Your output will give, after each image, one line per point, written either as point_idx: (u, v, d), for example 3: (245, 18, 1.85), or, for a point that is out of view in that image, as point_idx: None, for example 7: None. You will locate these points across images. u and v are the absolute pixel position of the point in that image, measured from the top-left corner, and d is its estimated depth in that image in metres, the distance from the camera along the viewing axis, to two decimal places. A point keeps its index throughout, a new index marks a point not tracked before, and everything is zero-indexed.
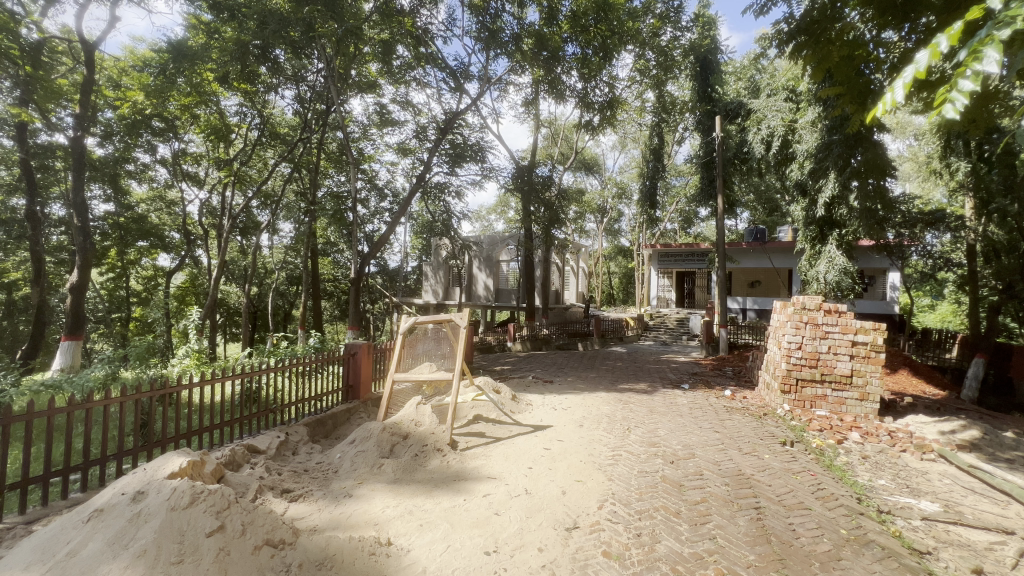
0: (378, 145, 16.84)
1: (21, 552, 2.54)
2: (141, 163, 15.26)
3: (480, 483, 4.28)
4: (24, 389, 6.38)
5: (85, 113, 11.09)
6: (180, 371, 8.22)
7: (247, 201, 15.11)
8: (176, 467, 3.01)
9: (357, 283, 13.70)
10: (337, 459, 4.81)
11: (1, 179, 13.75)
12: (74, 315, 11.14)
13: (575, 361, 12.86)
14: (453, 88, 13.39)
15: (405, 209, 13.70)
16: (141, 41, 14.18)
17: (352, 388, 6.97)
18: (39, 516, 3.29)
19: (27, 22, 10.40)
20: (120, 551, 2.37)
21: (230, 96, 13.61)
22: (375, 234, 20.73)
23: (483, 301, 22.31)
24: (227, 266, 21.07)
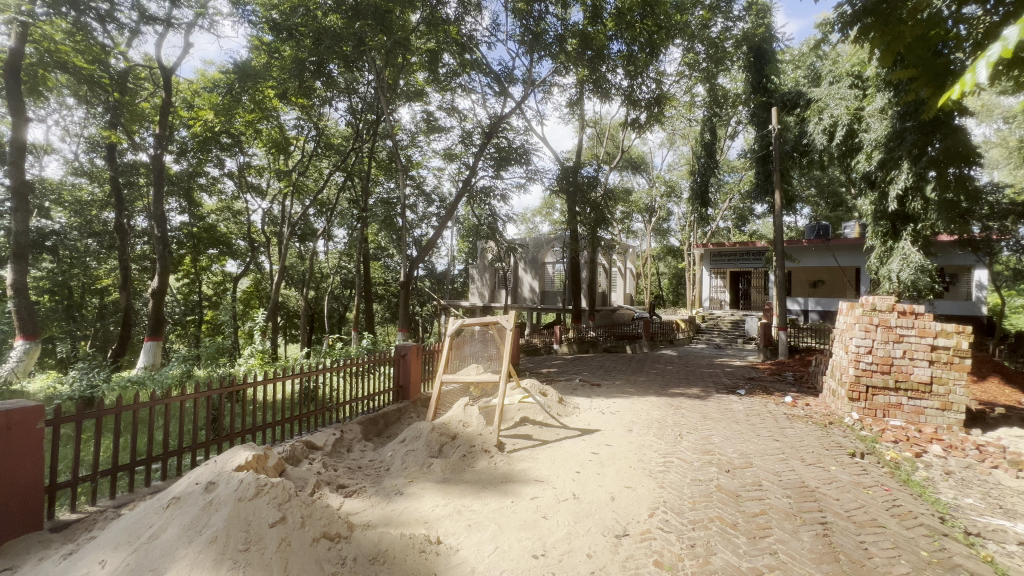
0: (425, 151, 17.32)
1: (112, 533, 2.79)
2: (211, 177, 16.48)
3: (527, 486, 4.27)
4: (115, 385, 7.05)
5: (164, 132, 12.14)
6: (246, 370, 8.79)
7: (306, 209, 15.97)
8: (243, 460, 3.21)
9: (407, 287, 14.13)
10: (389, 457, 4.96)
11: (95, 195, 15.29)
12: (155, 318, 12.16)
13: (623, 364, 12.60)
14: (498, 92, 13.53)
15: (452, 213, 13.98)
16: (211, 64, 15.37)
17: (402, 389, 7.17)
18: (126, 502, 3.59)
19: (116, 53, 11.55)
20: (195, 537, 2.55)
21: (289, 111, 14.45)
22: (423, 238, 21.30)
23: (529, 302, 22.33)
24: (287, 271, 22.31)
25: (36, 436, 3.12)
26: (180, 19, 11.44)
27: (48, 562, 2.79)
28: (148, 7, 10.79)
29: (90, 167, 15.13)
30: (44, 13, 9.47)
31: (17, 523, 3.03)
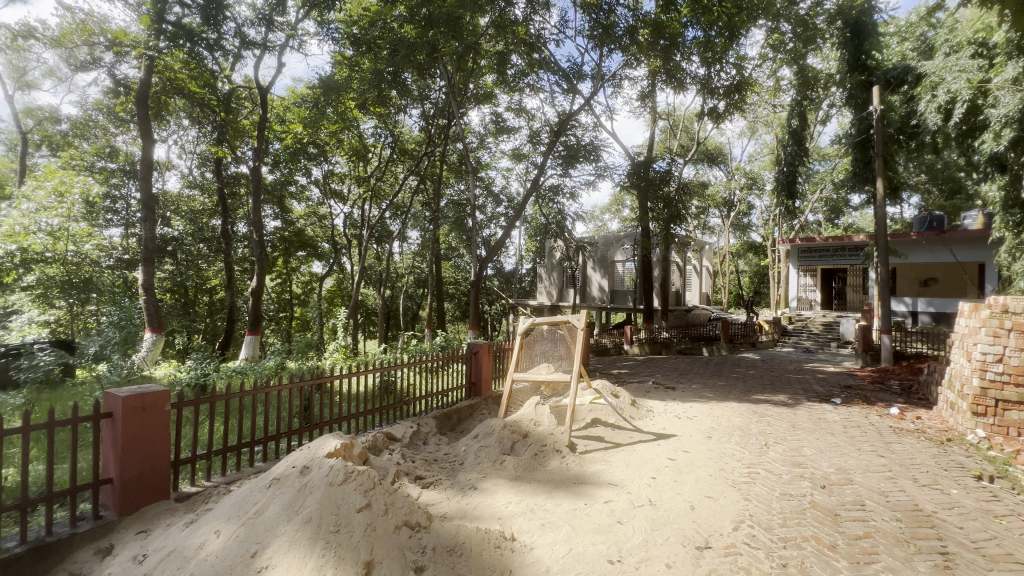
0: (494, 153, 17.62)
1: (224, 507, 3.12)
2: (299, 184, 17.95)
3: (600, 489, 4.18)
4: (223, 375, 7.90)
5: (261, 145, 13.38)
6: (331, 364, 9.47)
7: (382, 212, 16.75)
8: (332, 448, 3.43)
9: (477, 285, 14.44)
10: (462, 451, 5.10)
11: (205, 205, 17.20)
12: (255, 314, 13.43)
13: (700, 367, 11.99)
14: (567, 89, 13.42)
15: (521, 213, 14.05)
16: (300, 81, 16.74)
17: (474, 385, 7.34)
18: (235, 479, 4.00)
19: (223, 77, 12.93)
20: (293, 515, 2.79)
21: (367, 120, 15.31)
22: (492, 238, 21.70)
23: (598, 302, 21.95)
24: (366, 271, 23.70)
25: (164, 418, 3.56)
26: (274, 41, 12.56)
27: (174, 528, 3.18)
28: (247, 33, 11.93)
29: (201, 179, 17.05)
30: (165, 45, 10.79)
31: (149, 493, 3.47)
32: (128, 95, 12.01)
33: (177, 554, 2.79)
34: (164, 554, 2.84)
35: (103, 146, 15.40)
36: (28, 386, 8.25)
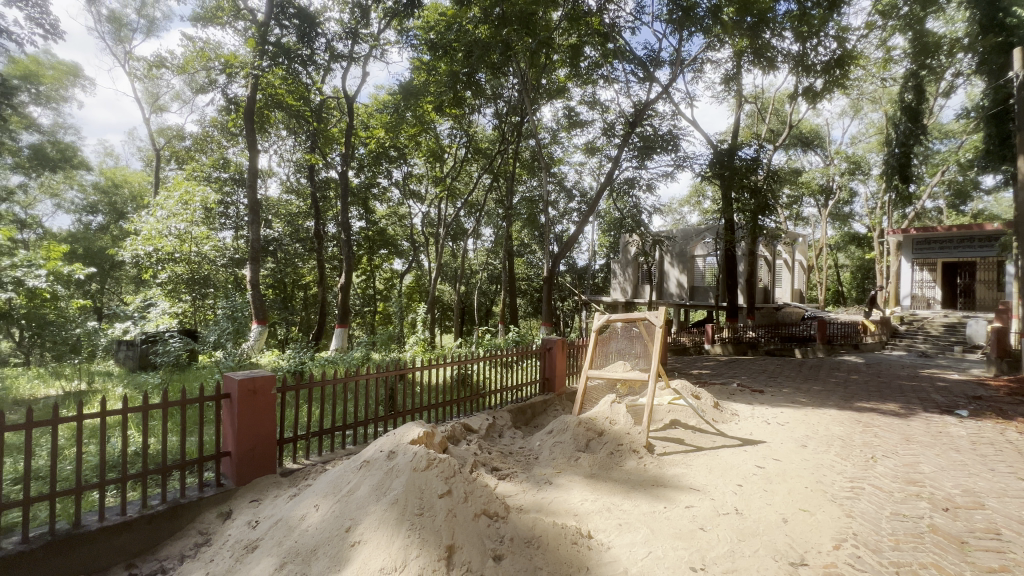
0: (566, 147, 17.46)
1: (322, 484, 3.41)
2: (382, 186, 19.08)
3: (680, 493, 4.02)
4: (317, 363, 8.62)
5: (349, 152, 14.37)
6: (411, 356, 9.97)
7: (458, 210, 17.20)
8: (416, 435, 3.61)
9: (550, 281, 14.44)
10: (537, 446, 5.14)
11: (300, 208, 18.81)
12: (343, 308, 14.46)
13: (792, 370, 11.05)
14: (643, 78, 12.94)
15: (595, 207, 13.77)
16: (382, 88, 17.74)
17: (548, 381, 7.38)
18: (329, 459, 4.36)
19: (315, 89, 14.03)
20: (382, 496, 2.97)
21: (444, 122, 15.82)
22: (564, 234, 21.58)
23: (676, 299, 21.01)
24: (442, 267, 24.60)
25: (271, 400, 3.96)
26: (360, 53, 13.39)
27: (281, 500, 3.54)
28: (336, 47, 12.83)
29: (297, 185, 18.67)
30: (268, 63, 11.93)
31: (259, 466, 3.89)
32: (237, 111, 13.43)
33: (284, 523, 3.10)
34: (273, 522, 3.17)
35: (218, 158, 17.40)
36: (163, 368, 9.57)
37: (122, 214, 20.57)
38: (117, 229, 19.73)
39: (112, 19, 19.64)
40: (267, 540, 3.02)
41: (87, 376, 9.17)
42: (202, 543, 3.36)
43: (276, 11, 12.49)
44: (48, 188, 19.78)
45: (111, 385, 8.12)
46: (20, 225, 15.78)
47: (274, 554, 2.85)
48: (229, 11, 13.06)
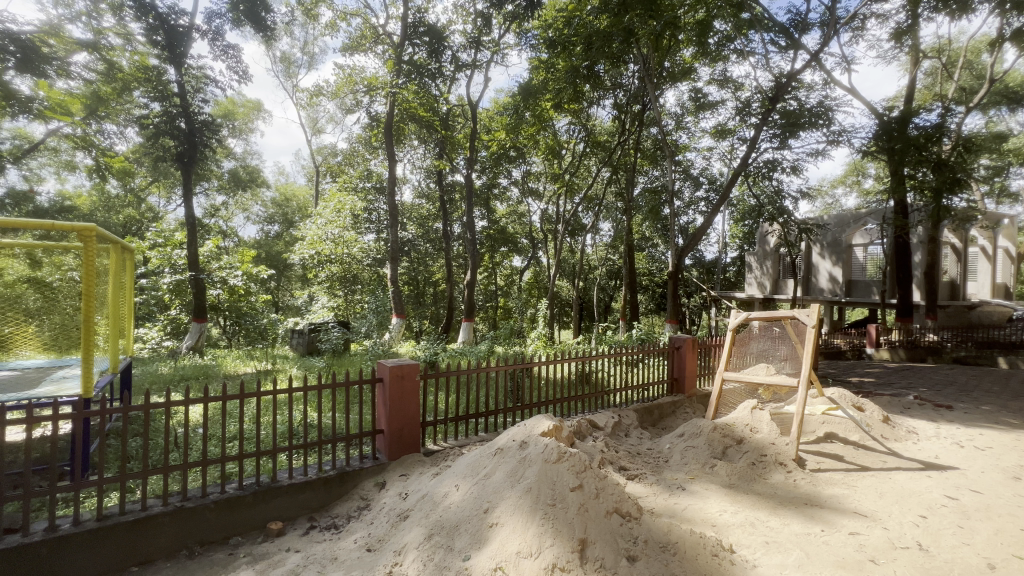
0: (693, 132, 16.31)
1: (461, 466, 3.68)
2: (502, 186, 19.89)
3: (841, 516, 3.52)
4: (449, 355, 9.32)
5: (473, 155, 15.15)
6: (533, 350, 10.25)
7: (576, 206, 16.95)
8: (545, 428, 3.70)
9: (675, 277, 13.66)
10: (667, 449, 4.92)
11: (430, 211, 20.40)
12: (469, 303, 15.35)
13: (993, 383, 8.96)
14: (786, 46, 11.53)
15: (727, 195, 12.58)
16: (503, 91, 18.44)
17: (677, 381, 7.00)
18: (465, 443, 4.70)
19: (444, 100, 15.05)
20: (517, 483, 3.12)
21: (562, 118, 15.80)
22: (690, 226, 20.23)
23: (828, 295, 18.39)
24: (560, 264, 24.71)
25: (415, 386, 4.39)
26: (482, 60, 14.07)
27: (426, 477, 3.91)
28: (461, 57, 13.68)
29: (427, 189, 20.31)
30: (404, 80, 13.21)
31: (407, 445, 4.34)
32: (378, 127, 15.07)
33: (430, 498, 3.42)
34: (420, 496, 3.52)
35: (363, 170, 19.68)
36: (326, 353, 11.19)
37: (292, 223, 24.43)
38: (289, 236, 23.51)
39: (283, 59, 23.40)
40: (416, 511, 3.36)
41: (271, 358, 11.11)
42: (363, 507, 3.85)
43: (409, 31, 13.74)
44: (241, 204, 24.34)
45: (288, 367, 9.73)
46: (223, 235, 19.66)
47: (423, 524, 3.15)
48: (370, 38, 14.69)
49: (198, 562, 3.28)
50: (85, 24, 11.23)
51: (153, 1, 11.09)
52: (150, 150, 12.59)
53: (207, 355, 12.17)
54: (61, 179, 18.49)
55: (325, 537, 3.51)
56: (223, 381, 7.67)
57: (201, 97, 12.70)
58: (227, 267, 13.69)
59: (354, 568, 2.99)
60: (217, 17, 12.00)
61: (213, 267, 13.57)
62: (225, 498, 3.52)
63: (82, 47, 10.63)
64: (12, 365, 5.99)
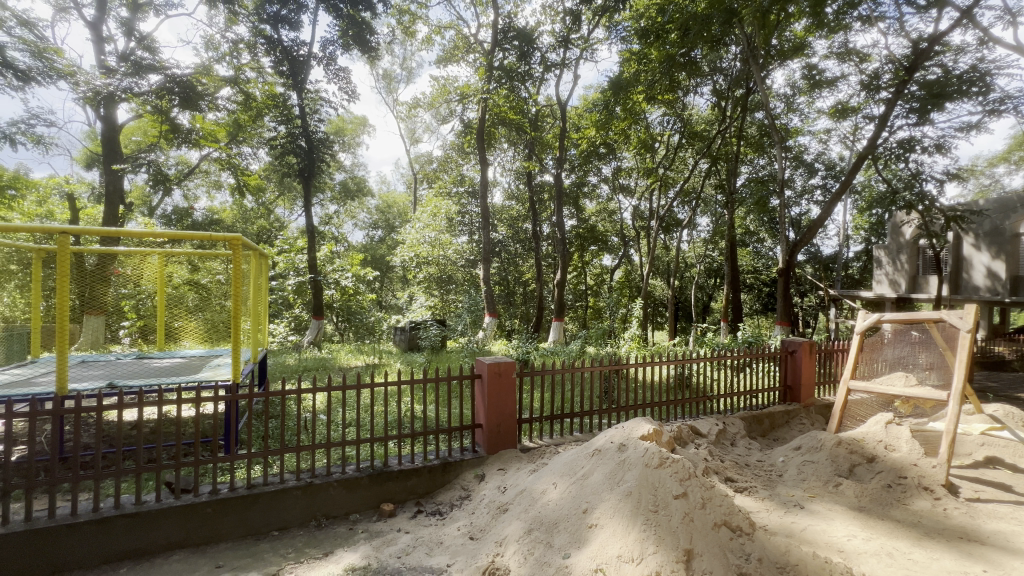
0: (806, 113, 14.73)
1: (558, 464, 3.71)
2: (592, 183, 19.59)
3: (1009, 557, 2.97)
4: (540, 354, 9.41)
5: (562, 155, 15.08)
6: (626, 352, 9.97)
7: (672, 200, 16.06)
8: (645, 432, 3.59)
9: (786, 274, 12.42)
10: (781, 462, 4.51)
11: (520, 211, 20.64)
12: (559, 303, 15.33)
13: None
14: (925, 5, 9.95)
15: (851, 181, 11.10)
16: (592, 87, 18.18)
17: (791, 389, 6.39)
18: (560, 442, 4.72)
19: (533, 101, 15.19)
20: (616, 486, 3.06)
21: (654, 110, 15.13)
22: (803, 217, 18.29)
23: (985, 294, 15.53)
24: (654, 262, 23.66)
25: (512, 383, 4.50)
26: (571, 58, 14.00)
27: (523, 473, 3.99)
28: (550, 57, 13.75)
29: (517, 191, 20.66)
30: (495, 86, 13.62)
31: (504, 441, 4.47)
32: (471, 132, 15.63)
33: (528, 494, 3.49)
34: (518, 491, 3.61)
35: (456, 175, 20.50)
36: (425, 349, 11.89)
37: (393, 228, 26.27)
38: (391, 240, 25.34)
39: (385, 76, 25.29)
40: (515, 506, 3.45)
41: (378, 353, 12.04)
42: (464, 497, 4.05)
43: (499, 37, 14.16)
44: (350, 212, 26.69)
45: (392, 361, 10.47)
46: (336, 241, 21.72)
47: (522, 518, 3.23)
48: (463, 48, 15.33)
49: (324, 533, 3.68)
50: (228, 63, 13.17)
51: (280, 37, 12.66)
52: (278, 167, 14.37)
53: (324, 349, 13.54)
54: (211, 196, 21.75)
55: (431, 521, 3.75)
56: (339, 373, 8.51)
57: (318, 117, 14.18)
58: (340, 270, 14.85)
59: (458, 554, 3.16)
60: (330, 45, 13.32)
61: (328, 269, 15.03)
62: (345, 478, 3.91)
63: (226, 83, 12.48)
64: (179, 352, 7.22)
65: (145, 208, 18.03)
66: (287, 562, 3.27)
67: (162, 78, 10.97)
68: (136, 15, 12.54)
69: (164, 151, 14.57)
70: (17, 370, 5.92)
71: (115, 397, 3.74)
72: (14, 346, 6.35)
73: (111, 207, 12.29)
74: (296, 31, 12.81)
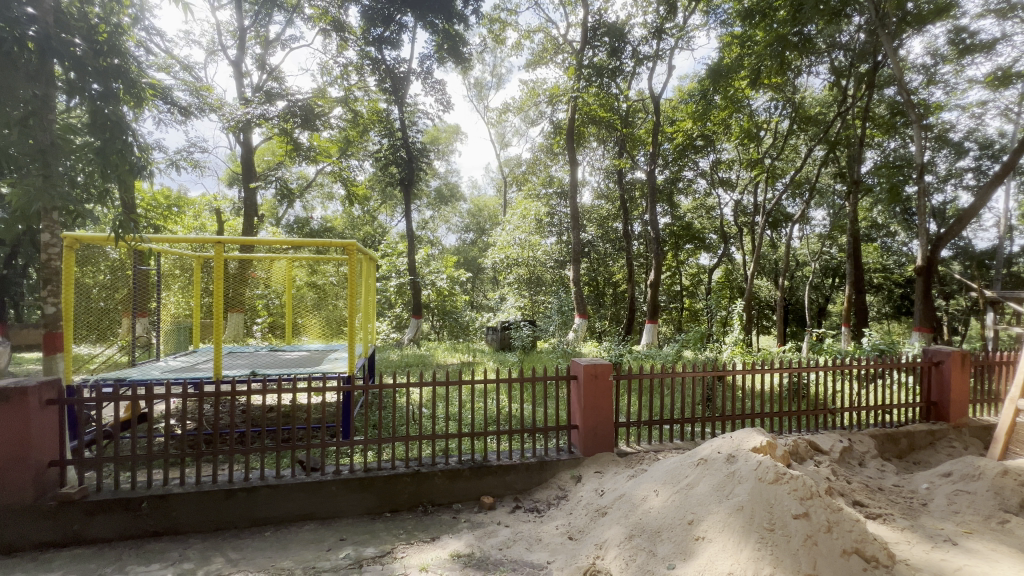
0: (953, 85, 12.60)
1: (659, 472, 3.58)
2: (687, 178, 18.59)
3: None
4: (633, 358, 9.11)
5: (655, 151, 14.49)
6: (729, 357, 9.29)
7: (780, 193, 14.64)
8: (757, 444, 3.34)
9: (926, 273, 10.70)
10: (924, 489, 3.93)
11: (610, 211, 20.11)
12: (652, 305, 14.70)
13: None
14: None
15: (1017, 161, 9.25)
16: (688, 76, 17.27)
17: (936, 406, 5.52)
18: (660, 449, 4.55)
19: (624, 97, 14.74)
20: (724, 498, 2.90)
21: (759, 95, 13.90)
22: (948, 206, 15.66)
23: None
24: (759, 260, 21.77)
25: (608, 385, 4.45)
26: (665, 49, 13.42)
27: (622, 478, 3.92)
28: (642, 50, 13.32)
29: (607, 190, 20.22)
30: (584, 84, 13.45)
31: (601, 443, 4.43)
32: (560, 133, 15.63)
33: (627, 499, 3.42)
34: (617, 496, 3.55)
35: (545, 177, 20.52)
36: (517, 349, 12.10)
37: (484, 231, 27.15)
38: (482, 242, 26.16)
39: (477, 85, 26.25)
40: (615, 510, 3.40)
41: (472, 352, 12.50)
42: (561, 497, 4.08)
43: (589, 35, 14.06)
44: (444, 217, 28.04)
45: (485, 360, 10.82)
46: (432, 245, 22.96)
47: (622, 524, 3.18)
48: (551, 49, 15.42)
49: (430, 519, 3.93)
50: (340, 85, 14.56)
51: (383, 57, 13.74)
52: (381, 177, 15.57)
53: (422, 347, 14.39)
54: (325, 207, 24.16)
55: (528, 517, 3.83)
56: (438, 370, 8.99)
57: (416, 129, 15.12)
58: (435, 271, 16.11)
59: (557, 553, 3.20)
60: (427, 59, 14.16)
61: (425, 271, 16.10)
62: (449, 469, 4.14)
63: (338, 103, 13.79)
64: (303, 346, 8.15)
65: (273, 220, 20.56)
66: (399, 542, 3.56)
67: (287, 103, 12.50)
68: (267, 51, 14.37)
69: (288, 168, 16.51)
70: (183, 358, 7.10)
71: (259, 382, 4.33)
72: (181, 337, 7.61)
73: (249, 219, 14.18)
74: (397, 50, 13.82)
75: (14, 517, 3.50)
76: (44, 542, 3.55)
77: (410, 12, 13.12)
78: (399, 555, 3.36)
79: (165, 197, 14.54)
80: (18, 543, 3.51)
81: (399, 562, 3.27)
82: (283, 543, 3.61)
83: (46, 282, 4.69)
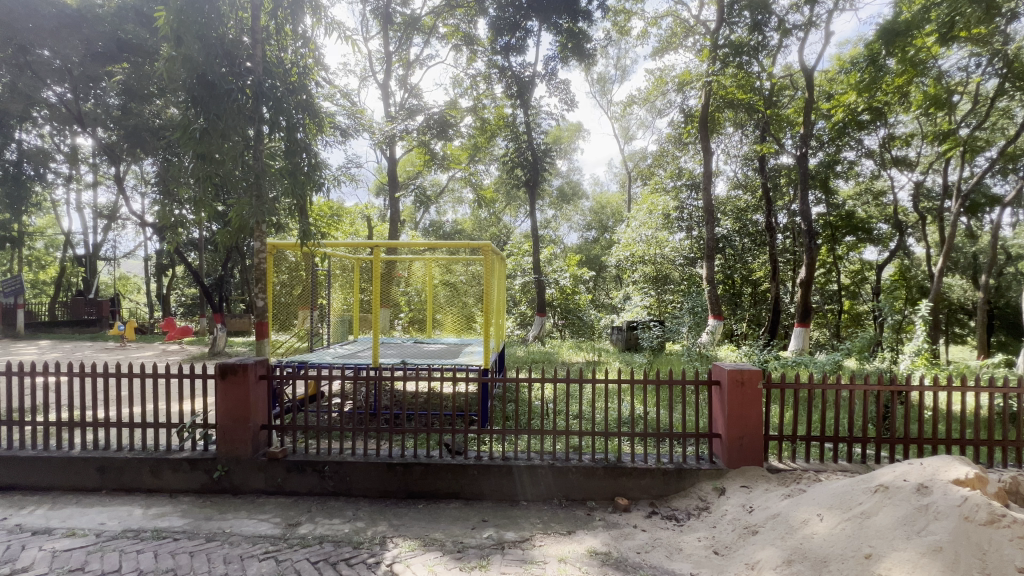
0: None
1: (823, 493, 3.17)
2: (848, 160, 16.00)
3: None
4: (780, 365, 8.15)
5: (808, 131, 12.68)
6: (906, 369, 7.79)
7: (983, 170, 11.67)
8: (960, 475, 2.81)
9: None
10: None
11: (750, 201, 18.17)
12: (802, 306, 12.92)
13: None
14: None
15: None
16: (849, 41, 14.90)
17: None
18: (823, 469, 4.02)
19: (766, 76, 13.17)
20: (914, 535, 2.53)
21: (952, 52, 11.29)
22: None
23: None
24: (950, 254, 17.79)
25: (757, 394, 4.09)
26: (821, 13, 11.71)
27: (775, 497, 3.56)
28: (790, 19, 11.81)
29: (745, 178, 18.39)
30: (720, 66, 12.31)
31: (749, 455, 4.07)
32: (690, 121, 14.63)
33: (783, 519, 3.12)
34: (770, 515, 3.25)
35: (673, 169, 19.37)
36: (645, 350, 11.66)
37: (607, 228, 26.57)
38: (605, 240, 25.69)
39: (600, 80, 25.84)
40: (767, 530, 3.12)
41: (596, 351, 12.36)
42: (703, 508, 3.85)
43: (726, 12, 12.96)
44: (566, 215, 28.20)
45: (611, 360, 10.63)
46: (555, 244, 23.21)
47: (778, 546, 2.91)
48: (681, 33, 14.50)
49: (566, 512, 4.02)
50: (470, 95, 15.48)
51: (510, 64, 14.30)
52: (507, 179, 16.18)
53: (546, 344, 14.64)
54: (455, 210, 25.92)
55: (668, 525, 3.69)
56: (564, 368, 9.07)
57: (540, 130, 15.40)
58: (558, 270, 16.42)
59: (703, 565, 3.05)
60: (552, 60, 14.33)
61: (549, 270, 16.51)
62: (583, 466, 4.17)
63: (467, 113, 14.58)
64: (440, 340, 8.88)
65: (412, 224, 22.68)
66: (537, 530, 3.70)
67: (425, 117, 13.74)
68: (408, 72, 15.91)
69: (424, 177, 18.02)
70: (347, 347, 8.26)
71: (410, 370, 4.78)
72: (344, 329, 8.85)
73: (394, 224, 15.88)
74: (523, 55, 14.23)
75: (239, 467, 4.41)
76: (258, 489, 4.42)
77: (536, 17, 13.43)
78: (538, 543, 3.50)
79: (328, 208, 16.96)
80: (241, 487, 4.42)
81: (539, 550, 3.41)
82: (435, 516, 4.01)
83: (256, 281, 5.86)
